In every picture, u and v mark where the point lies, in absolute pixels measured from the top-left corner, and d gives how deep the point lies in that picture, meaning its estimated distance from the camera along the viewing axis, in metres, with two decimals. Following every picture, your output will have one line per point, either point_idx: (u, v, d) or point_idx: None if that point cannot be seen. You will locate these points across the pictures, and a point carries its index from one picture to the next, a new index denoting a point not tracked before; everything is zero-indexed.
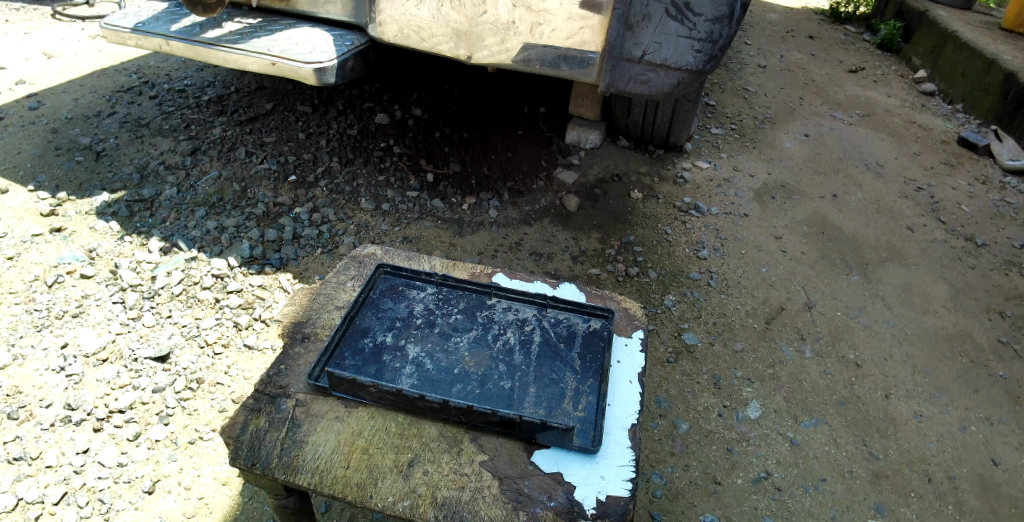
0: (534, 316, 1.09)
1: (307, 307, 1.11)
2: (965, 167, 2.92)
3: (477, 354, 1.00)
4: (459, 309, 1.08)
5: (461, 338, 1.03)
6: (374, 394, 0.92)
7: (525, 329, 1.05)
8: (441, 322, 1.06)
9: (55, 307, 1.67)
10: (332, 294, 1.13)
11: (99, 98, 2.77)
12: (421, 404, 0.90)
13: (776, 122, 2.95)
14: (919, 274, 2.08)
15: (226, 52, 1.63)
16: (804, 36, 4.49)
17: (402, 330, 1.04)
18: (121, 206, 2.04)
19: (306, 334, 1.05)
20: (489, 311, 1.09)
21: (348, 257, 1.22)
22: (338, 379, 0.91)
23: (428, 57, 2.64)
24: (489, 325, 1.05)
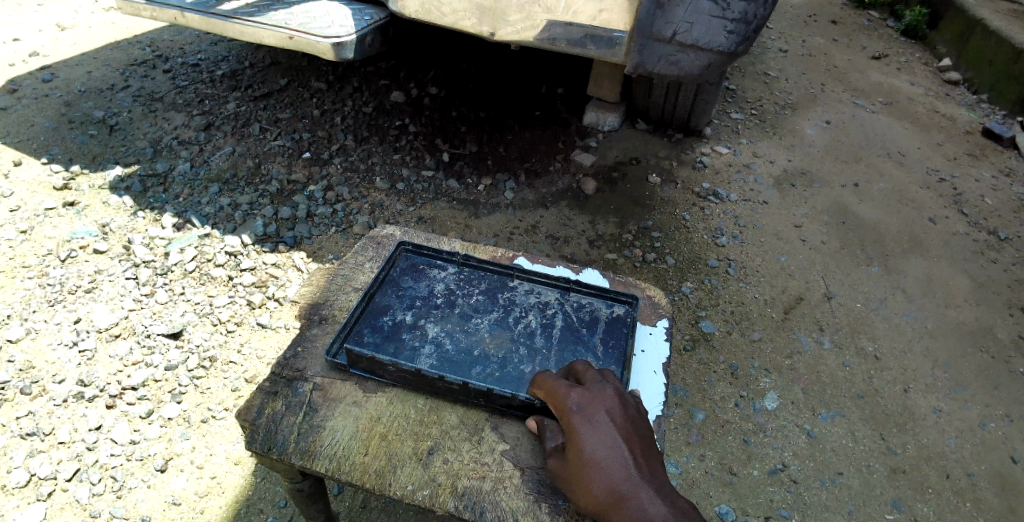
0: (557, 299, 1.07)
1: (325, 288, 1.09)
2: (989, 158, 2.85)
3: (497, 335, 0.99)
4: (480, 290, 1.07)
5: (481, 319, 1.02)
6: (392, 372, 0.91)
7: (547, 313, 1.04)
8: (461, 302, 1.04)
9: (68, 282, 1.67)
10: (350, 275, 1.11)
11: (112, 71, 2.75)
12: (439, 384, 0.90)
13: (797, 108, 2.89)
14: (941, 267, 2.04)
15: (242, 25, 1.60)
16: (826, 20, 4.39)
17: (422, 309, 1.03)
18: (135, 182, 2.03)
19: (323, 316, 1.03)
20: (510, 292, 1.07)
21: (366, 238, 1.20)
22: (355, 356, 0.90)
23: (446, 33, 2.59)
24: (510, 307, 1.04)
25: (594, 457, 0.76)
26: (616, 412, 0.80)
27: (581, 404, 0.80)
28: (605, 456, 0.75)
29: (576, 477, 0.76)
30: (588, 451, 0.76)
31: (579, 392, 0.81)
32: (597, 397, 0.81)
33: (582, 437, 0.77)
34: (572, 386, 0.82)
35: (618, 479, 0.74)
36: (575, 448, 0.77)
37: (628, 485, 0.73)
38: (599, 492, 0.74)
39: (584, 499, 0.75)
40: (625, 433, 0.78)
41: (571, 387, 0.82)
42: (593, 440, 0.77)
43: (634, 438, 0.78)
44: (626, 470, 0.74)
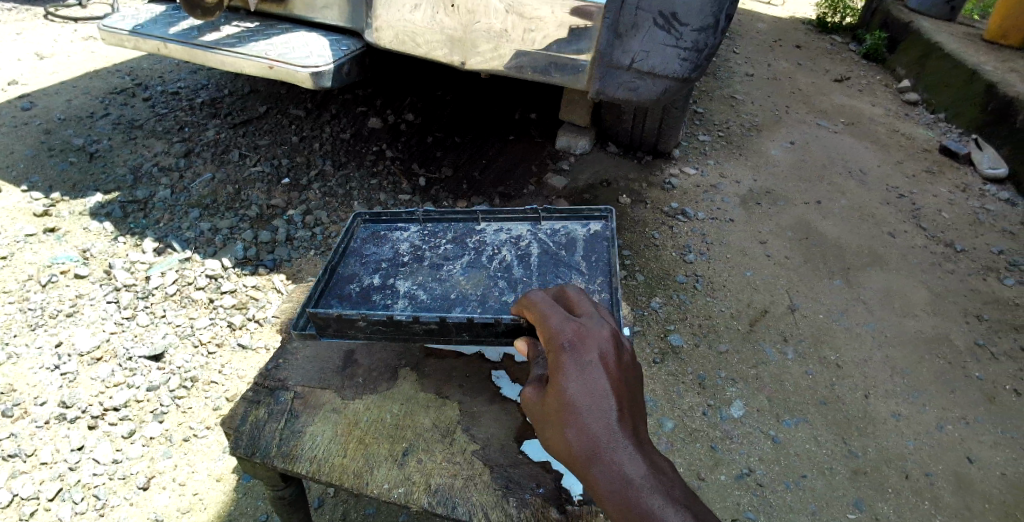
0: (528, 232, 1.19)
1: None
2: (946, 175, 2.99)
3: (473, 275, 1.10)
4: (447, 240, 1.18)
5: (453, 264, 1.13)
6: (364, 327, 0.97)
7: (521, 244, 1.16)
8: (429, 255, 1.15)
9: (49, 306, 1.69)
10: None
11: (92, 99, 2.79)
12: (419, 329, 0.96)
13: (763, 130, 3.01)
14: (900, 278, 2.13)
15: (224, 55, 1.66)
16: (791, 45, 4.58)
17: (391, 270, 1.13)
18: (115, 207, 2.06)
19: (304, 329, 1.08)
20: (479, 238, 1.19)
21: None
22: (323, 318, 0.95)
23: (420, 63, 2.68)
24: (481, 249, 1.16)
25: (574, 401, 0.72)
26: (608, 356, 0.75)
27: (570, 342, 0.76)
28: (586, 401, 0.72)
29: (551, 417, 0.73)
30: (569, 393, 0.73)
31: (572, 329, 0.77)
32: (591, 338, 0.76)
33: (566, 376, 0.74)
34: (568, 322, 0.79)
35: (593, 426, 0.71)
36: (556, 387, 0.74)
37: (604, 437, 0.70)
38: (573, 437, 0.71)
39: (556, 441, 0.73)
40: (614, 380, 0.74)
41: (567, 322, 0.79)
42: (576, 383, 0.73)
43: (622, 389, 0.74)
44: (606, 420, 0.71)
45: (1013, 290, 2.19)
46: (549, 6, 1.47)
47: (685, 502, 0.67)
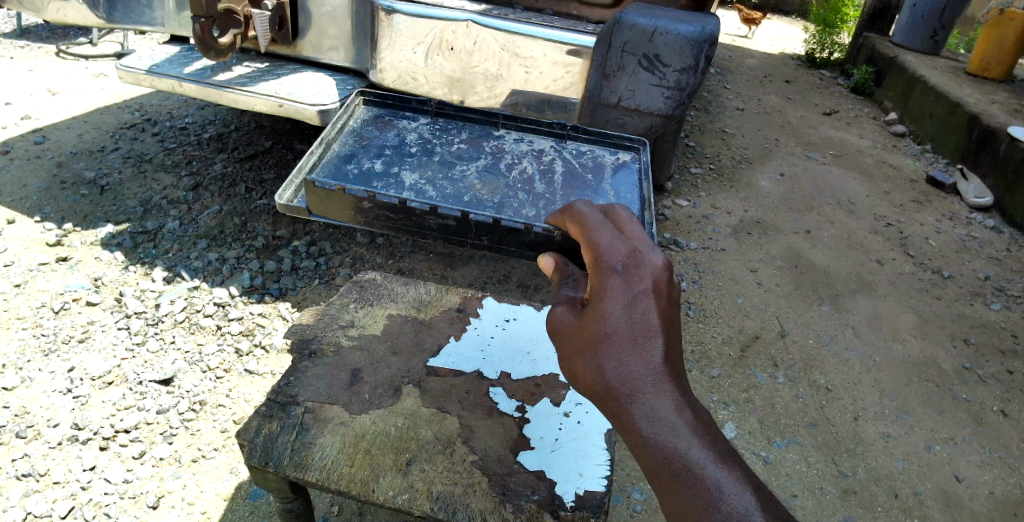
0: (543, 149, 1.37)
1: (314, 325, 1.19)
2: (933, 204, 3.07)
3: (484, 176, 1.26)
4: (462, 145, 1.36)
5: (466, 164, 1.29)
6: (368, 213, 1.11)
7: (538, 159, 1.33)
8: (444, 155, 1.32)
9: (62, 332, 1.75)
10: (337, 313, 1.22)
11: (103, 134, 2.89)
12: (429, 223, 1.10)
13: (753, 162, 3.11)
14: (888, 304, 2.19)
15: (236, 94, 1.75)
16: (781, 80, 4.74)
17: (407, 162, 1.28)
18: (126, 238, 2.13)
19: (313, 350, 1.13)
20: (492, 147, 1.37)
21: (351, 281, 1.31)
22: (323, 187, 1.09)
23: None
24: (495, 157, 1.33)
25: (616, 328, 0.66)
26: (660, 286, 0.68)
27: (620, 267, 0.69)
28: (630, 332, 0.65)
29: (586, 341, 0.67)
30: (613, 318, 0.66)
31: (624, 252, 0.71)
32: (646, 265, 0.69)
33: (613, 299, 0.67)
34: (620, 244, 0.72)
35: (633, 357, 0.64)
36: (598, 310, 0.67)
37: (648, 373, 0.63)
38: (610, 367, 0.65)
39: (587, 368, 0.66)
40: (662, 314, 0.66)
41: (618, 242, 0.72)
42: (622, 309, 0.66)
43: (670, 326, 0.66)
44: (648, 357, 0.64)
45: (999, 315, 2.25)
46: (544, 48, 1.57)
47: (728, 458, 0.61)
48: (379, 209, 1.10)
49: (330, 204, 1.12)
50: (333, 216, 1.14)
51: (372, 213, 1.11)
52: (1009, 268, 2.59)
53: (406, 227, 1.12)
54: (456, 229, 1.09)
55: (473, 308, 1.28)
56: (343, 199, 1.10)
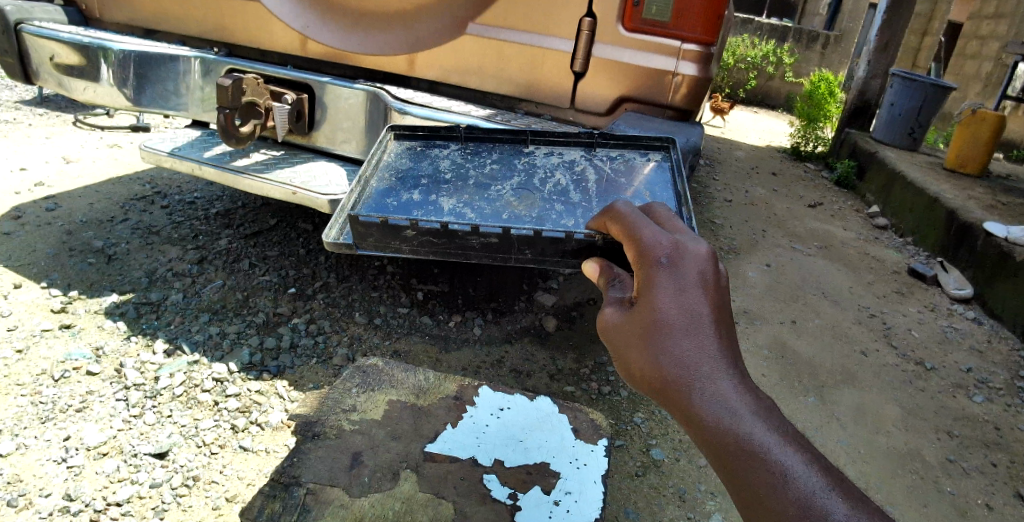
0: (579, 159, 1.61)
1: (317, 409, 1.27)
2: (915, 296, 3.18)
3: (515, 194, 1.49)
4: (492, 166, 1.59)
5: (497, 184, 1.52)
6: (413, 241, 1.35)
7: (570, 171, 1.57)
8: (476, 177, 1.55)
9: (60, 401, 1.77)
10: (339, 397, 1.31)
11: (113, 204, 3.01)
12: (472, 243, 1.33)
13: (740, 253, 3.24)
14: (872, 395, 2.24)
15: (251, 180, 1.87)
16: (767, 173, 5.00)
17: (439, 187, 1.51)
18: (130, 308, 2.20)
19: (316, 432, 1.21)
20: (524, 164, 1.60)
21: (354, 366, 1.40)
22: (366, 225, 1.33)
23: None
24: (526, 174, 1.56)
25: (670, 320, 0.73)
26: (707, 276, 0.75)
27: (667, 260, 0.77)
28: (681, 322, 0.72)
29: (642, 336, 0.74)
30: (666, 310, 0.73)
31: (669, 246, 0.78)
32: (690, 256, 0.77)
33: (662, 291, 0.74)
34: (663, 238, 0.80)
35: (688, 347, 0.71)
36: (649, 304, 0.75)
37: (704, 361, 0.70)
38: (666, 359, 0.72)
39: (644, 361, 0.74)
40: (712, 304, 0.73)
41: (661, 238, 0.80)
42: (672, 302, 0.73)
43: (720, 312, 0.73)
44: (703, 345, 0.71)
45: (982, 407, 2.30)
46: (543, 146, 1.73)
47: (789, 436, 0.67)
48: (424, 234, 1.33)
49: (375, 238, 1.36)
50: (381, 246, 1.38)
51: (418, 242, 1.35)
52: (991, 360, 2.65)
53: (450, 251, 1.35)
54: (497, 246, 1.32)
55: (469, 397, 1.35)
56: (387, 233, 1.34)
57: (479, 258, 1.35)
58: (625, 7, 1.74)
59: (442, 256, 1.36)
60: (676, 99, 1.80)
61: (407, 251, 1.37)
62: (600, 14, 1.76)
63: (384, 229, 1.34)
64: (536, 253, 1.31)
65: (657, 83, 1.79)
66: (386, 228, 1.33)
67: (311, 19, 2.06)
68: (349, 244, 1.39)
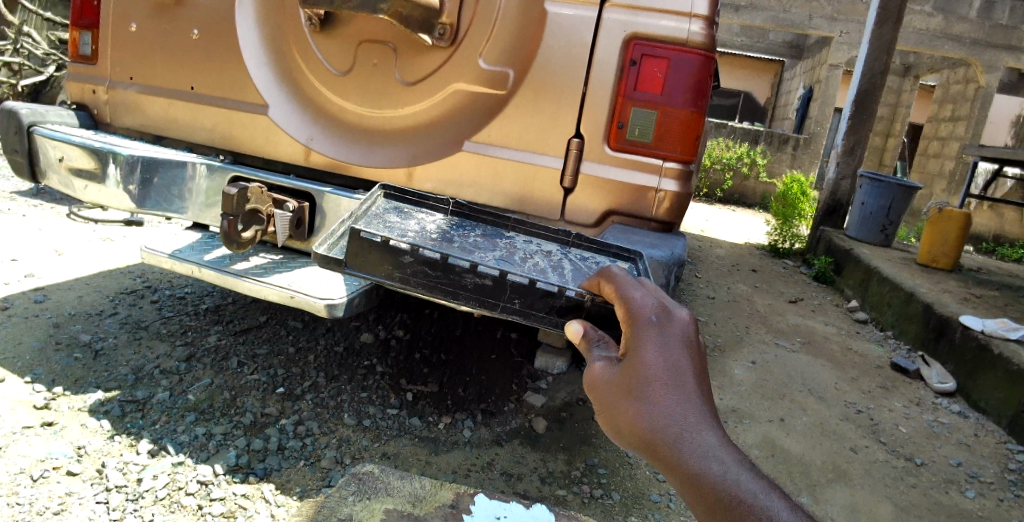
0: (556, 250, 1.75)
1: (313, 518, 1.40)
2: (900, 390, 3.23)
3: (501, 256, 1.63)
4: (478, 237, 1.75)
5: (483, 247, 1.67)
6: (407, 268, 1.48)
7: (551, 254, 1.71)
8: (464, 238, 1.71)
9: (38, 503, 1.72)
10: (335, 506, 1.45)
11: (103, 298, 3.04)
12: (465, 282, 1.47)
13: (725, 349, 3.31)
14: (865, 494, 2.23)
15: (251, 282, 1.92)
16: (747, 269, 5.19)
17: (430, 236, 1.66)
18: (115, 406, 2.17)
19: None
20: (508, 242, 1.76)
21: (350, 475, 1.57)
22: (367, 241, 1.47)
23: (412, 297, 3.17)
24: (510, 248, 1.71)
25: (658, 369, 0.79)
26: (689, 342, 0.83)
27: (657, 321, 0.85)
28: (670, 372, 0.78)
29: (631, 384, 0.79)
30: (655, 360, 0.79)
31: (657, 311, 0.87)
32: (676, 323, 0.86)
33: (652, 346, 0.81)
34: (651, 305, 0.89)
35: (672, 396, 0.76)
36: (639, 357, 0.81)
37: (689, 409, 0.74)
38: (653, 406, 0.76)
39: (631, 409, 0.77)
40: (694, 365, 0.80)
41: (650, 305, 0.89)
42: (659, 356, 0.80)
43: (700, 373, 0.80)
44: (687, 397, 0.76)
45: (975, 502, 2.29)
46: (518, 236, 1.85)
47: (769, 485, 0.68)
48: (420, 264, 1.48)
49: (371, 258, 1.49)
50: (373, 267, 1.50)
51: (412, 270, 1.48)
52: (980, 454, 2.67)
53: (441, 284, 1.49)
54: (489, 288, 1.46)
55: (465, 505, 1.50)
56: (386, 254, 1.48)
57: (466, 298, 1.48)
58: (610, 129, 1.92)
59: (432, 290, 1.49)
60: (659, 211, 1.95)
61: (399, 277, 1.50)
62: (588, 134, 1.94)
63: (385, 248, 1.47)
64: (523, 302, 1.45)
65: (642, 198, 1.94)
66: (387, 249, 1.47)
67: (317, 132, 2.22)
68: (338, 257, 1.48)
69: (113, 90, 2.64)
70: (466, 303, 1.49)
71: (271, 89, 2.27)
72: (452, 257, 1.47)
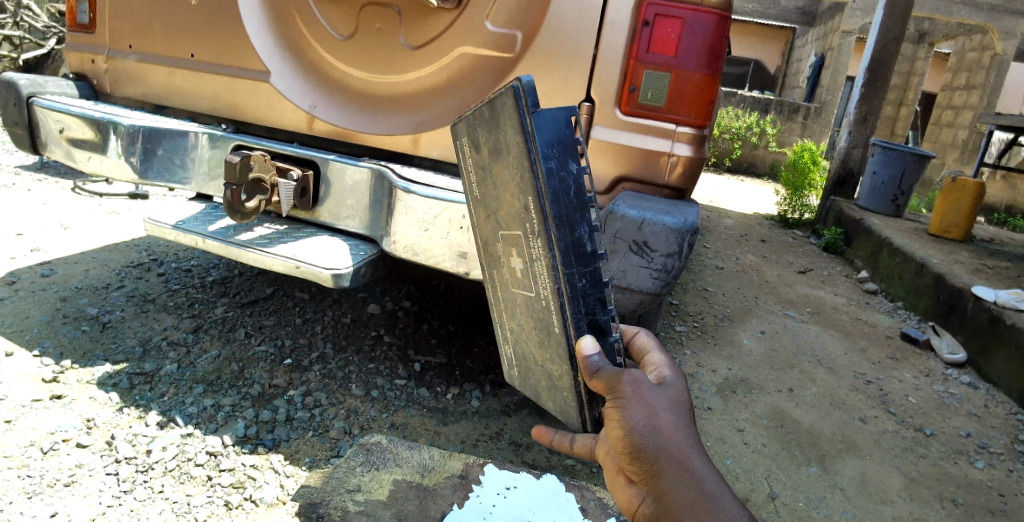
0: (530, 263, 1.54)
1: (320, 489, 1.40)
2: (910, 360, 3.21)
3: None
4: None
5: None
6: (563, 170, 1.08)
7: None
8: None
9: (48, 475, 1.73)
10: (343, 477, 1.44)
11: (109, 271, 3.02)
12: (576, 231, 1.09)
13: (734, 320, 3.28)
14: (875, 465, 2.22)
15: (255, 253, 1.90)
16: (756, 240, 5.13)
17: None
18: (122, 378, 2.17)
19: (319, 513, 1.33)
20: None
21: (358, 445, 1.56)
22: (565, 123, 1.09)
23: (417, 268, 3.15)
24: None
25: (689, 408, 0.90)
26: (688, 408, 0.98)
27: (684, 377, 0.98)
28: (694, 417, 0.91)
29: (676, 407, 0.88)
30: (689, 402, 0.92)
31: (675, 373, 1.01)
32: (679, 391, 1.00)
33: (685, 391, 0.94)
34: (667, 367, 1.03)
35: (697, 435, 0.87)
36: (675, 393, 0.91)
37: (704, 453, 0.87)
38: (688, 433, 0.85)
39: (671, 422, 0.85)
40: None
41: (667, 362, 1.03)
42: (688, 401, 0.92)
43: None
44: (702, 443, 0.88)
45: (985, 474, 2.28)
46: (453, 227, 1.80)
47: None
48: (572, 180, 1.09)
49: (551, 132, 1.08)
50: (542, 137, 1.07)
51: (560, 175, 1.08)
52: (991, 425, 2.65)
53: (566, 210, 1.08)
54: (584, 254, 1.08)
55: (474, 476, 1.50)
56: (564, 143, 1.08)
57: (559, 234, 1.07)
58: (621, 93, 1.86)
59: (553, 204, 1.07)
60: (672, 178, 1.90)
61: (549, 165, 1.07)
62: (598, 99, 1.87)
63: (569, 141, 1.09)
64: (587, 288, 1.08)
65: (654, 164, 1.89)
66: (572, 144, 1.09)
67: (319, 100, 2.17)
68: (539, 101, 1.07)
69: (112, 60, 2.58)
70: (554, 239, 1.07)
71: (270, 56, 2.21)
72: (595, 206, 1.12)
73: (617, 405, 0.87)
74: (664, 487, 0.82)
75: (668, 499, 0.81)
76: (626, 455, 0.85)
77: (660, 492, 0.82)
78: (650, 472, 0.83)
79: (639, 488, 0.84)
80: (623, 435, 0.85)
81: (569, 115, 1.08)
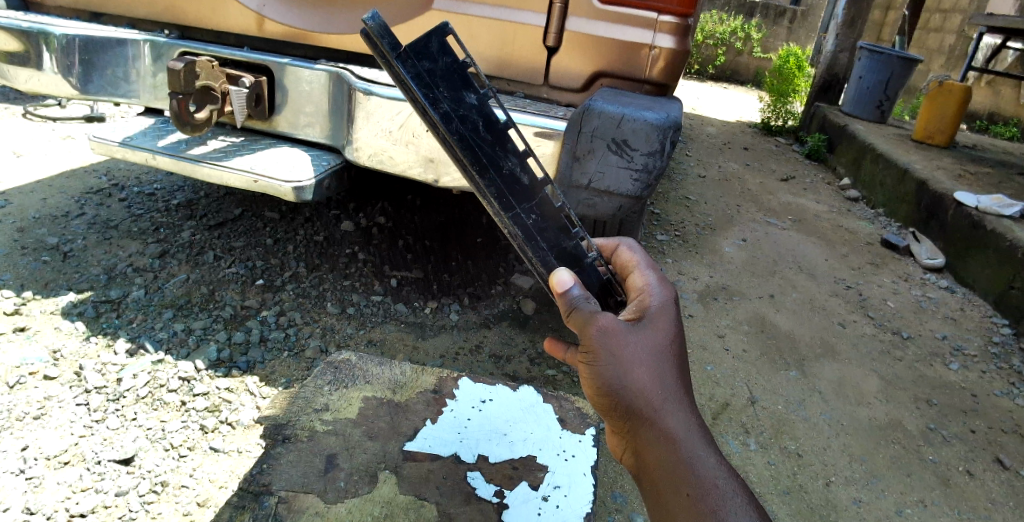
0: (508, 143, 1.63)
1: (288, 411, 1.36)
2: (889, 266, 3.22)
3: None
4: None
5: None
6: (460, 108, 1.02)
7: None
8: None
9: (16, 409, 1.67)
10: (311, 397, 1.40)
11: (67, 199, 2.85)
12: (504, 168, 1.06)
13: (716, 229, 3.24)
14: (852, 368, 2.26)
15: (210, 169, 1.77)
16: (740, 149, 5.02)
17: None
18: (88, 307, 2.07)
19: (286, 436, 1.29)
20: None
21: (327, 364, 1.51)
22: (441, 49, 1.01)
23: (390, 180, 3.01)
24: None
25: (672, 347, 0.86)
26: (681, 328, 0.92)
27: (672, 301, 0.92)
28: (680, 352, 0.87)
29: (653, 353, 0.85)
30: (674, 336, 0.87)
31: (667, 294, 0.94)
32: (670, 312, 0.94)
33: (670, 324, 0.89)
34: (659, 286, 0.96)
35: (674, 379, 0.84)
36: (654, 332, 0.87)
37: (684, 396, 0.84)
38: (660, 382, 0.84)
39: (640, 375, 0.83)
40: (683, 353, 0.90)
41: (656, 281, 0.97)
42: (670, 336, 0.87)
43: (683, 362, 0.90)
44: (682, 383, 0.85)
45: (958, 374, 2.33)
46: (422, 130, 1.67)
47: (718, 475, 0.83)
48: (475, 113, 1.03)
49: (430, 67, 1.01)
50: (422, 80, 0.99)
51: (460, 114, 1.02)
52: (965, 328, 2.70)
53: (483, 151, 1.04)
54: (521, 188, 1.07)
55: (449, 390, 1.48)
56: (450, 76, 1.02)
57: (485, 180, 1.04)
58: None
59: (467, 149, 1.02)
60: (653, 73, 1.76)
61: (443, 108, 1.01)
62: None
63: (453, 70, 1.02)
64: (537, 224, 1.08)
65: (634, 58, 1.75)
66: (457, 74, 1.03)
67: None
68: (397, 40, 0.97)
69: None
70: (484, 190, 1.03)
71: None
72: (509, 130, 1.07)
73: (588, 357, 0.86)
74: (637, 438, 0.84)
75: (642, 451, 0.84)
76: (600, 404, 0.87)
77: (633, 441, 0.85)
78: (623, 426, 0.85)
79: (616, 434, 0.88)
80: (596, 388, 0.86)
81: (441, 37, 1.00)
